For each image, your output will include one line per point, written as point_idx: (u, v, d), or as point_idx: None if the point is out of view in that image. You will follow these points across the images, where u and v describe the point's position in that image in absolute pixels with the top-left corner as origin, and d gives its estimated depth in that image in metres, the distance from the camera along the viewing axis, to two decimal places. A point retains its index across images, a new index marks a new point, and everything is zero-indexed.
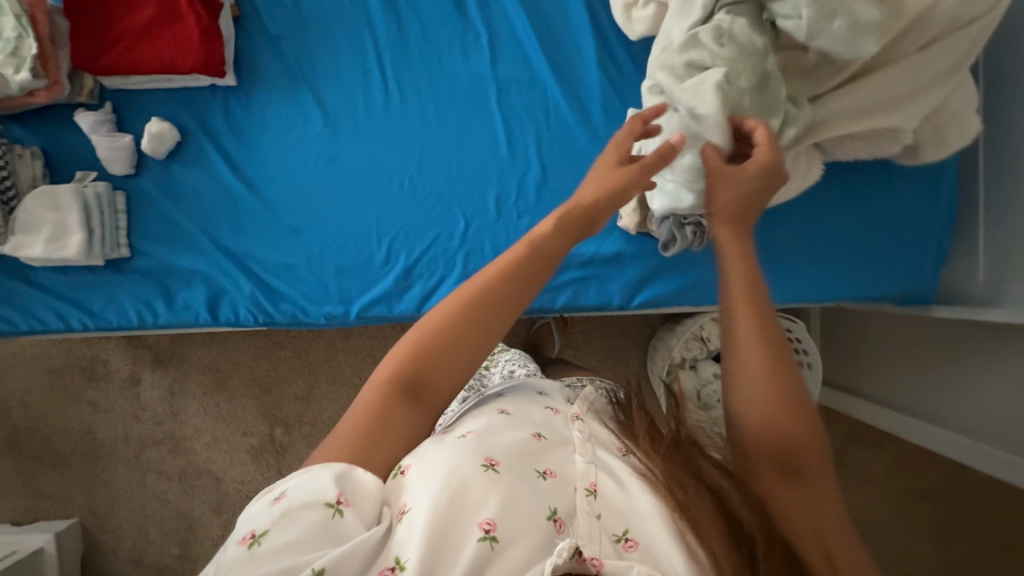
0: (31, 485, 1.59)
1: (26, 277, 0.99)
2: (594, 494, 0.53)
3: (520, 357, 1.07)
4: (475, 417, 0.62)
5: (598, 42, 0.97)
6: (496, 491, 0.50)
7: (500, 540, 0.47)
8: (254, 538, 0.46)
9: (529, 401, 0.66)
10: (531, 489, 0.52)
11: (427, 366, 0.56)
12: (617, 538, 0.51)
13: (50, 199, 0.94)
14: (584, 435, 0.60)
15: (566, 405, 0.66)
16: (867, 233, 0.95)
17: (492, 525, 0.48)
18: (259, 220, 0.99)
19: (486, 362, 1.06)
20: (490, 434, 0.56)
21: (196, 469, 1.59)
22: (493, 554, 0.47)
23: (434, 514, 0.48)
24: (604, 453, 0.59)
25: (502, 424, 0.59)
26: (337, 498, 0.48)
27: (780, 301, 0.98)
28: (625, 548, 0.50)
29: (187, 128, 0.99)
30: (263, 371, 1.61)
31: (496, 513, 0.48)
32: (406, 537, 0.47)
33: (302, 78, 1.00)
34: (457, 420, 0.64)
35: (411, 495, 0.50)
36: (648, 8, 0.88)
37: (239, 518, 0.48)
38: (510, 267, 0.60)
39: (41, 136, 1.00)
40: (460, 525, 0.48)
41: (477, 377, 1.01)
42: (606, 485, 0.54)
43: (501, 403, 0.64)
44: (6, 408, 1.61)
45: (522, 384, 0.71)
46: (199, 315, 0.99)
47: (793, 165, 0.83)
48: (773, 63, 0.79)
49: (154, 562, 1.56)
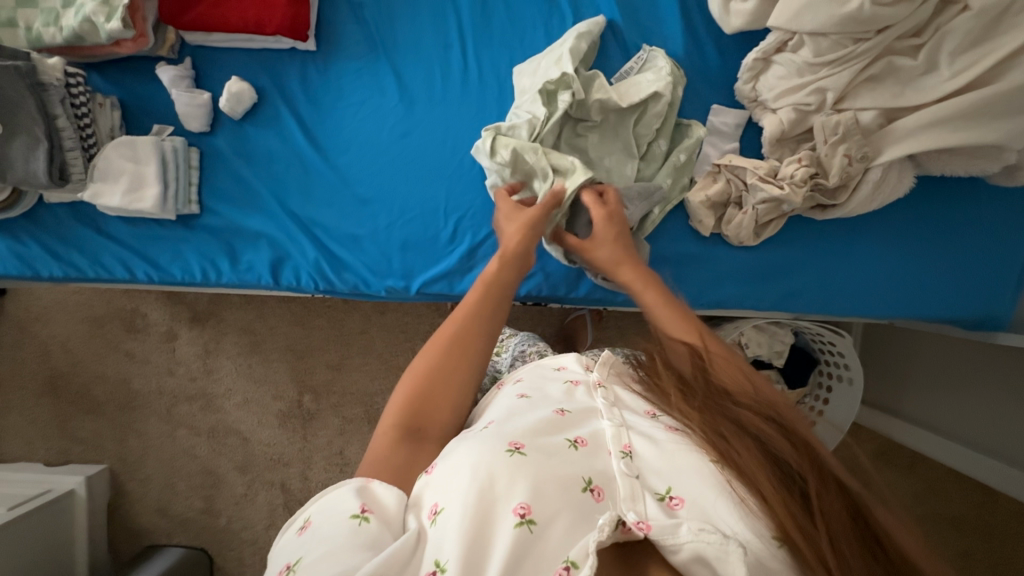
0: (66, 428, 1.64)
1: (94, 225, 1.01)
2: (629, 455, 0.58)
3: (529, 338, 1.03)
4: (499, 405, 0.67)
5: (686, 32, 0.95)
6: (525, 471, 0.54)
7: (537, 523, 0.51)
8: (290, 568, 0.51)
9: (547, 379, 0.71)
10: (565, 464, 0.56)
11: (422, 411, 0.64)
12: (661, 497, 0.54)
13: (131, 150, 0.96)
14: (608, 401, 0.66)
15: (585, 374, 0.72)
16: (947, 250, 0.93)
17: (527, 510, 0.51)
18: (330, 187, 0.99)
19: (496, 347, 1.02)
20: (509, 423, 0.61)
21: (225, 428, 1.62)
22: (533, 537, 0.50)
23: (470, 504, 0.52)
24: (630, 414, 0.64)
25: (524, 408, 0.64)
26: (360, 508, 0.54)
27: (848, 314, 0.96)
28: (671, 506, 0.53)
29: (264, 91, 1.00)
30: (297, 338, 1.62)
31: (529, 497, 0.52)
32: (443, 536, 0.51)
33: (382, 48, 1.00)
34: (477, 413, 0.70)
35: (442, 495, 0.54)
36: (748, 2, 0.86)
37: (274, 558, 0.54)
38: (473, 307, 0.72)
39: (118, 86, 1.00)
40: (497, 512, 0.51)
41: (488, 362, 0.97)
42: (639, 445, 0.59)
43: (519, 388, 0.70)
44: (47, 351, 1.65)
45: (538, 365, 0.76)
46: (262, 277, 1.00)
47: (882, 176, 0.85)
48: (874, 69, 0.83)
49: (178, 514, 1.60)
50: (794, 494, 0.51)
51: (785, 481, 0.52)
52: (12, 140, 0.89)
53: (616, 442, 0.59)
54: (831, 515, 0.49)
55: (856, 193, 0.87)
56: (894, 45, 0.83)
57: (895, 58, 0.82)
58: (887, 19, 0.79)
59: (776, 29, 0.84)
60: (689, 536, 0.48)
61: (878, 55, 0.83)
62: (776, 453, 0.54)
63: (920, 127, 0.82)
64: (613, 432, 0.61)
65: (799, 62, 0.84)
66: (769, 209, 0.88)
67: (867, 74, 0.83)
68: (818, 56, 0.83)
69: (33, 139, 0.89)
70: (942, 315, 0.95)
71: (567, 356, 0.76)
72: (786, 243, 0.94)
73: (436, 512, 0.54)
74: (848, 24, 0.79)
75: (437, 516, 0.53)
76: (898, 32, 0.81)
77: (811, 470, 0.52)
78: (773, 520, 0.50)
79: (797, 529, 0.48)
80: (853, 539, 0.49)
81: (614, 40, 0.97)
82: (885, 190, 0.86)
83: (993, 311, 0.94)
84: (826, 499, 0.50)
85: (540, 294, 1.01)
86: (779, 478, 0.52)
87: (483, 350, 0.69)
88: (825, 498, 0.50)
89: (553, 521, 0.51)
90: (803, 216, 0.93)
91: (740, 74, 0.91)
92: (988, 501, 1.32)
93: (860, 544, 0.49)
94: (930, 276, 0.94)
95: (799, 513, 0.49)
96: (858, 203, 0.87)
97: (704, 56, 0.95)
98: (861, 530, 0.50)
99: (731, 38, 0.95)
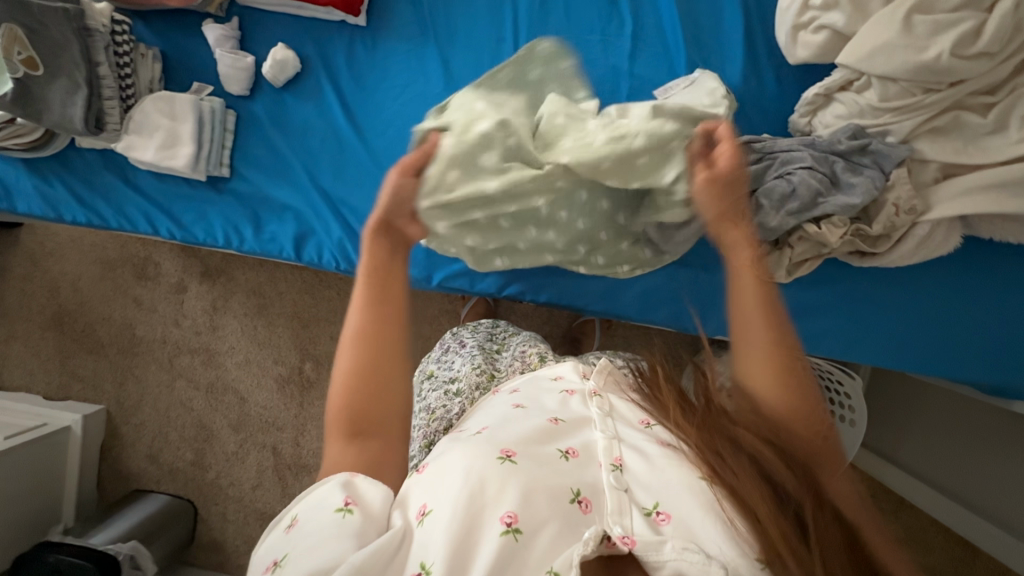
0: (68, 365, 1.65)
1: (122, 174, 1.00)
2: (619, 469, 0.57)
3: (532, 338, 1.00)
4: (492, 412, 0.67)
5: (746, 55, 0.93)
6: (514, 480, 0.53)
7: (523, 532, 0.50)
8: (277, 565, 0.51)
9: (541, 389, 0.70)
10: (554, 473, 0.55)
11: (363, 413, 0.57)
12: (647, 512, 0.53)
13: (168, 106, 0.95)
14: (602, 410, 0.65)
15: (582, 383, 0.71)
16: (979, 312, 0.91)
17: (514, 518, 0.50)
18: (361, 168, 0.97)
19: (497, 345, 0.98)
20: (503, 430, 0.60)
21: (223, 385, 1.62)
22: (518, 545, 0.49)
23: (459, 511, 0.51)
24: (623, 425, 0.63)
25: (517, 416, 0.63)
26: (344, 502, 0.53)
27: (866, 361, 0.96)
28: (658, 521, 0.52)
29: (309, 61, 0.98)
30: (305, 306, 1.61)
31: (517, 506, 0.51)
32: (429, 538, 0.51)
33: (432, 32, 0.98)
34: (474, 417, 0.69)
35: (431, 496, 0.54)
36: (818, 34, 0.84)
37: (262, 551, 0.53)
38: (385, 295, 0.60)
39: (162, 38, 0.99)
40: (485, 518, 0.51)
41: (487, 358, 0.93)
42: (630, 459, 0.58)
43: (515, 398, 0.69)
44: (56, 286, 1.65)
45: (535, 375, 0.76)
46: (284, 250, 0.98)
47: (927, 233, 0.83)
48: (941, 121, 0.81)
49: (168, 463, 1.62)
50: (787, 516, 0.49)
51: (778, 502, 0.50)
52: (52, 82, 0.88)
53: (607, 454, 0.58)
54: (826, 543, 0.47)
55: (898, 245, 0.85)
56: (965, 100, 0.81)
57: (963, 114, 0.80)
58: (963, 73, 0.76)
59: (843, 67, 0.82)
60: (672, 553, 0.48)
61: (946, 108, 0.81)
62: (774, 478, 0.51)
63: (976, 188, 0.80)
64: (605, 444, 0.59)
65: (862, 104, 0.83)
66: (805, 248, 0.87)
67: (931, 125, 0.81)
68: (882, 101, 0.82)
69: (73, 84, 0.88)
70: (961, 375, 0.94)
71: (563, 365, 0.76)
72: (814, 284, 0.93)
73: (424, 514, 0.53)
74: (921, 73, 0.77)
75: (425, 517, 0.53)
76: (972, 87, 0.78)
77: (809, 496, 0.49)
78: (761, 540, 0.47)
79: (790, 554, 0.46)
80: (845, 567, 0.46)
81: (670, 53, 0.95)
82: (929, 245, 0.85)
83: (1016, 379, 0.93)
84: (824, 526, 0.48)
85: (557, 302, 1.01)
86: (774, 502, 0.49)
87: (406, 334, 0.60)
88: (820, 522, 0.48)
89: (540, 530, 0.50)
90: (839, 260, 0.91)
91: (798, 106, 0.90)
92: (970, 557, 1.31)
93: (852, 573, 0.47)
94: (957, 335, 0.92)
95: (794, 539, 0.47)
96: (899, 255, 0.86)
97: (761, 80, 0.93)
98: (857, 558, 0.48)
99: (792, 67, 0.93)
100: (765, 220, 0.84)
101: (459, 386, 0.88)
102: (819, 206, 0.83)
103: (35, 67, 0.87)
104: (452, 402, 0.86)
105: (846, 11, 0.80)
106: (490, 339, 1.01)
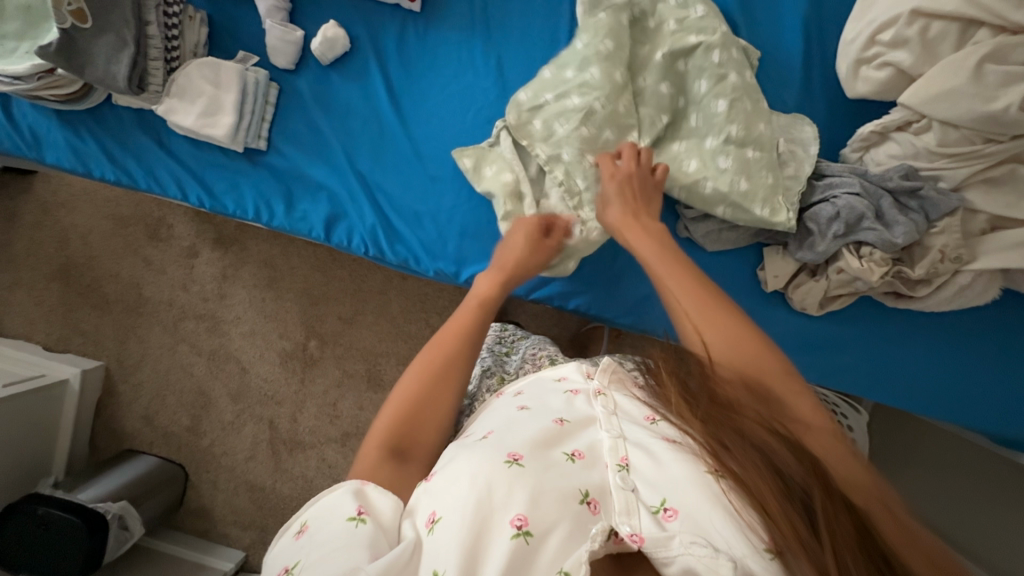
0: (70, 318, 1.63)
1: (157, 137, 0.98)
2: (625, 469, 0.57)
3: (541, 342, 0.98)
4: (500, 414, 0.65)
5: (801, 84, 0.93)
6: (521, 484, 0.52)
7: (534, 535, 0.49)
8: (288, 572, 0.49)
9: (547, 389, 0.69)
10: (563, 476, 0.54)
11: (407, 430, 0.62)
12: (655, 510, 0.52)
13: (213, 73, 0.94)
14: (607, 409, 0.64)
15: (586, 382, 0.69)
16: (1004, 358, 0.91)
17: (524, 521, 0.50)
18: (401, 157, 0.96)
19: (505, 348, 0.97)
20: (509, 432, 0.59)
21: (226, 354, 1.61)
22: (529, 548, 0.49)
23: (468, 517, 0.50)
24: (628, 423, 0.62)
25: (523, 418, 0.62)
26: (358, 511, 0.52)
27: (884, 396, 0.96)
28: (665, 518, 0.51)
29: (359, 41, 0.97)
30: (316, 283, 1.59)
31: (527, 508, 0.50)
32: (440, 547, 0.50)
33: (483, 28, 0.97)
34: (482, 418, 0.68)
35: (439, 503, 0.53)
36: (882, 71, 0.83)
37: (272, 561, 0.52)
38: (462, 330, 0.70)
39: (212, 4, 0.98)
40: (494, 522, 0.50)
41: (495, 360, 0.92)
42: (636, 459, 0.57)
43: (519, 398, 0.67)
44: (66, 238, 1.63)
45: (539, 375, 0.73)
46: (313, 230, 0.97)
47: (969, 283, 0.84)
48: (998, 172, 0.81)
49: (164, 426, 1.60)
50: (793, 503, 0.48)
51: (787, 495, 0.48)
52: (99, 36, 0.87)
53: (613, 454, 0.58)
54: (836, 531, 0.45)
55: (938, 291, 0.86)
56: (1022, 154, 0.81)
57: (1020, 167, 0.81)
58: None
59: (905, 107, 0.82)
60: (680, 549, 0.47)
61: (1003, 160, 0.81)
62: (780, 467, 0.50)
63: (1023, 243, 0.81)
64: (611, 444, 0.59)
65: (919, 147, 0.83)
66: (841, 282, 0.87)
67: (986, 175, 0.82)
68: (938, 148, 0.82)
69: (120, 41, 0.88)
70: (978, 424, 0.94)
71: (567, 365, 0.74)
72: (842, 320, 0.93)
73: (433, 521, 0.52)
74: (986, 122, 0.77)
75: (435, 524, 0.52)
76: None
77: (817, 483, 0.48)
78: (770, 534, 0.47)
79: (799, 544, 0.45)
80: (857, 552, 0.45)
81: None
82: (966, 296, 0.86)
83: None
84: (832, 514, 0.46)
85: (587, 311, 1.00)
86: (782, 495, 0.48)
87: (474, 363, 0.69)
88: (829, 512, 0.46)
89: (549, 533, 0.50)
90: (873, 298, 0.92)
91: (852, 142, 0.90)
92: None
93: (866, 563, 0.44)
94: (977, 377, 0.92)
95: (801, 530, 0.46)
96: (935, 301, 0.87)
97: (813, 111, 0.93)
98: (868, 546, 0.45)
99: (844, 100, 0.93)
100: (811, 244, 0.87)
101: (469, 389, 0.87)
102: (862, 231, 0.84)
103: (83, 20, 0.86)
104: (462, 404, 0.84)
105: (913, 50, 0.79)
106: (499, 342, 1.00)
